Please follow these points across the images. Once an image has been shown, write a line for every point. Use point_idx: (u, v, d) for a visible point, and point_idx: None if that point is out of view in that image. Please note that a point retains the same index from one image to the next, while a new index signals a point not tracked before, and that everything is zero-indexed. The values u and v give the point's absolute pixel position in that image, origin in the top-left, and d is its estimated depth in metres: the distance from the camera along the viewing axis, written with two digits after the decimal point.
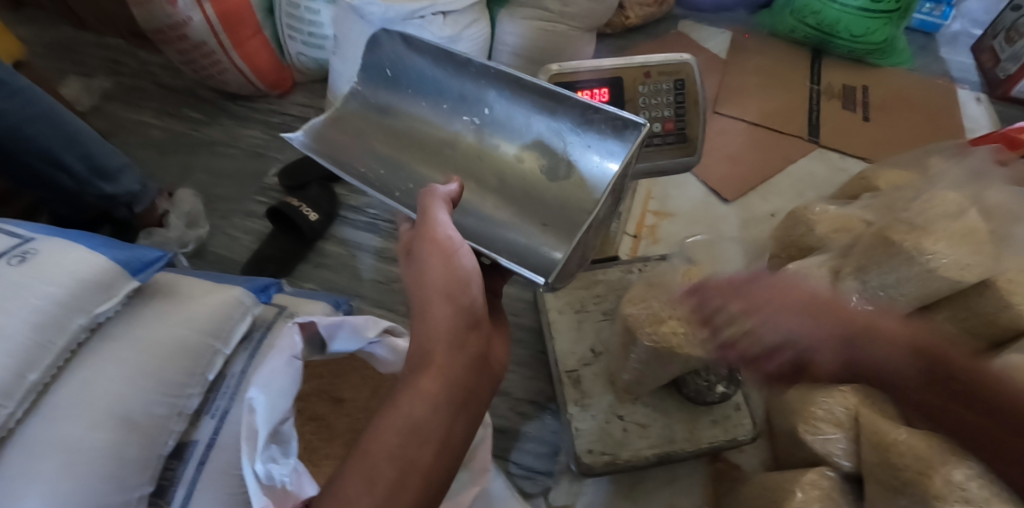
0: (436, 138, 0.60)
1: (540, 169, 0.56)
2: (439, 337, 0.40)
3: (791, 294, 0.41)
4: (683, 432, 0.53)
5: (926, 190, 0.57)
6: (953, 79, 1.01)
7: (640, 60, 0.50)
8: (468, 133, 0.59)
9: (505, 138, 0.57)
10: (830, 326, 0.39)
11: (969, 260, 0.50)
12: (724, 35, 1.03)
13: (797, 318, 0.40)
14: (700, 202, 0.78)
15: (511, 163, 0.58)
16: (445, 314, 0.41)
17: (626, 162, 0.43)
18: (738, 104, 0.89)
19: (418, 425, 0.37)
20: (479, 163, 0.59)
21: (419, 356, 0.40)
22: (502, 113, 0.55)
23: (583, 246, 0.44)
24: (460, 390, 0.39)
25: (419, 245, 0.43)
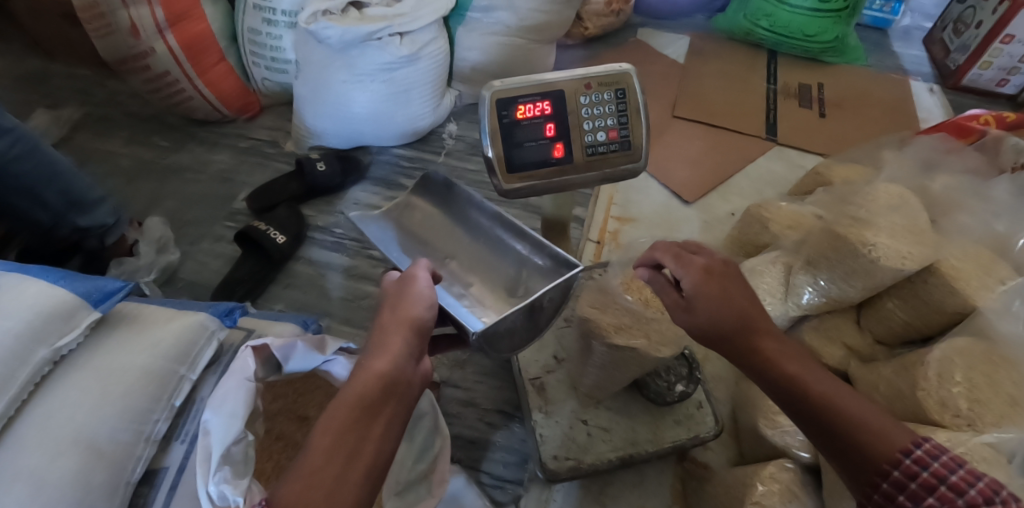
0: (431, 224, 0.57)
1: (504, 284, 0.53)
2: (401, 324, 0.41)
3: (730, 293, 0.38)
4: (647, 433, 0.54)
5: (873, 182, 0.58)
6: (907, 72, 1.03)
7: (579, 72, 0.51)
8: (457, 230, 0.56)
9: (489, 251, 0.55)
10: (713, 313, 0.38)
11: (910, 249, 0.49)
12: (682, 41, 1.05)
13: (712, 305, 0.38)
14: (662, 204, 0.78)
15: (487, 266, 0.54)
16: (405, 307, 0.42)
17: (555, 291, 0.46)
18: (697, 108, 0.91)
19: (370, 401, 0.37)
20: (466, 262, 0.55)
21: (380, 342, 0.40)
22: (491, 227, 0.55)
23: (525, 327, 0.49)
24: (411, 374, 0.39)
25: (396, 289, 0.44)
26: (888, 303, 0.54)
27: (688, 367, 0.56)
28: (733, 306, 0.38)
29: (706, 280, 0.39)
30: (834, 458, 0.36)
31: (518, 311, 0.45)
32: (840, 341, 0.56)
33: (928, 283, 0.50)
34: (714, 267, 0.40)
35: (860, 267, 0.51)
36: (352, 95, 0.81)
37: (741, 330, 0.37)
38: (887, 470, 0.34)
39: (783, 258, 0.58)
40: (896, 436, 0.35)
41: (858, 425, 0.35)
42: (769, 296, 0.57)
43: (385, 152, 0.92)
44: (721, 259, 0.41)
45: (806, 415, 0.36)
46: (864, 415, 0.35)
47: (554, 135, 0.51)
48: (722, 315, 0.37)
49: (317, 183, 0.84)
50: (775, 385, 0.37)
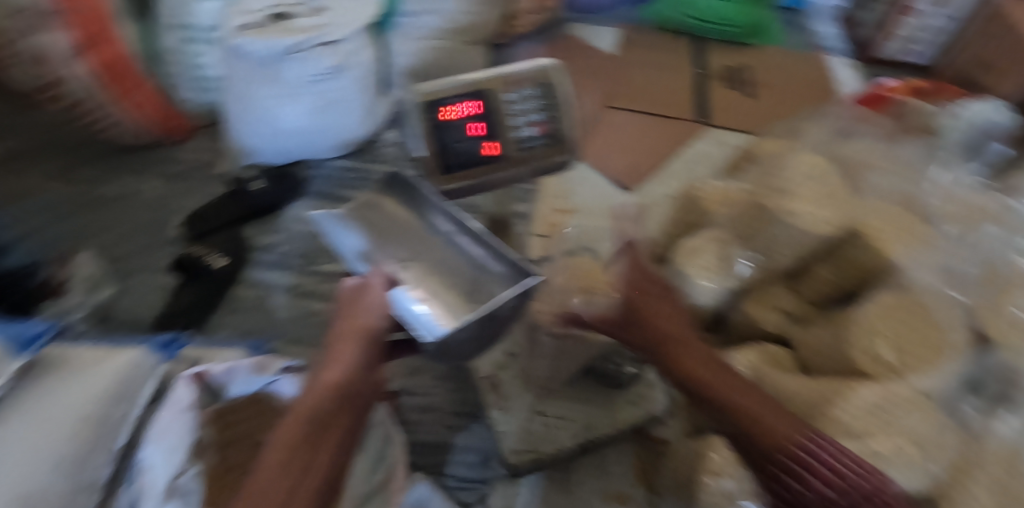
0: (394, 221, 0.53)
1: (467, 291, 0.49)
2: (353, 333, 0.43)
3: (655, 309, 0.48)
4: (603, 417, 0.55)
5: (793, 155, 0.60)
6: (824, 49, 1.08)
7: (502, 70, 0.51)
8: (422, 230, 0.53)
9: (455, 255, 0.51)
10: (627, 324, 0.49)
11: (829, 216, 0.52)
12: (612, 33, 1.08)
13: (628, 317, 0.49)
14: (603, 193, 0.80)
15: (448, 268, 0.50)
16: (358, 317, 0.44)
17: (513, 298, 0.46)
18: (629, 98, 0.93)
19: (322, 412, 0.38)
20: (430, 266, 0.50)
21: (334, 354, 0.42)
22: (455, 229, 0.52)
23: (484, 339, 0.50)
24: (363, 382, 0.41)
25: (346, 300, 0.45)
26: (822, 271, 0.55)
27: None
28: (651, 317, 0.48)
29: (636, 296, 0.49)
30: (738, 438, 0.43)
31: (474, 320, 0.46)
32: (775, 307, 0.58)
33: (853, 247, 0.52)
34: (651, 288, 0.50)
35: (786, 237, 0.53)
36: (282, 109, 0.79)
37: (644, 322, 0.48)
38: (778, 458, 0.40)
39: (715, 235, 0.59)
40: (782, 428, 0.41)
41: (753, 417, 0.42)
42: (705, 272, 0.57)
43: (323, 165, 0.90)
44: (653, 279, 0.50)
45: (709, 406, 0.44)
46: (757, 409, 0.42)
47: (483, 134, 0.51)
48: (641, 319, 0.48)
49: (255, 202, 0.82)
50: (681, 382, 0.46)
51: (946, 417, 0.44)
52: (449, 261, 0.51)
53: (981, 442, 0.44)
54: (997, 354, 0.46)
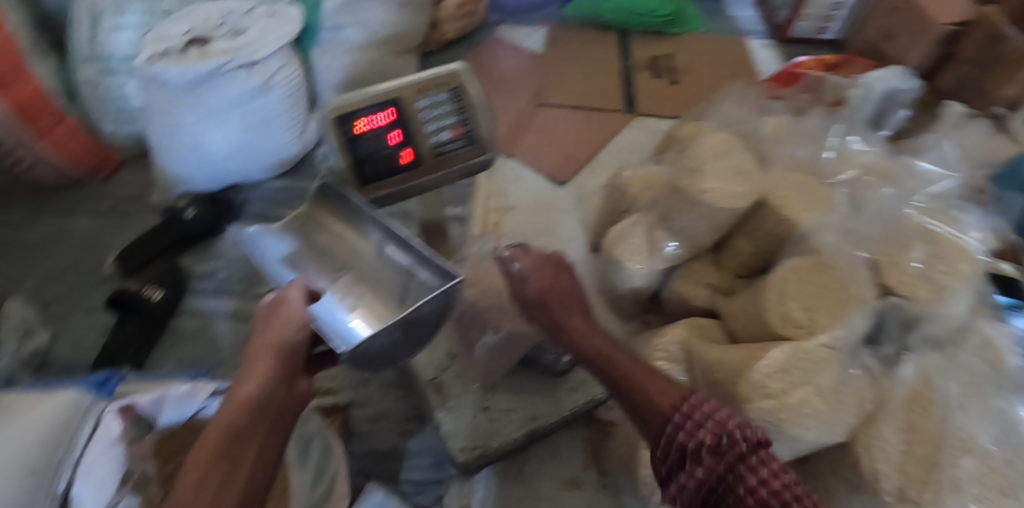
0: (322, 237, 0.55)
1: (394, 299, 0.50)
2: (267, 348, 0.44)
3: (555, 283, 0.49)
4: (546, 405, 0.57)
5: (705, 135, 0.63)
6: (743, 32, 1.13)
7: (412, 78, 0.52)
8: (354, 242, 0.54)
9: (382, 264, 0.52)
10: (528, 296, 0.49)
11: (738, 189, 0.54)
12: (539, 33, 1.09)
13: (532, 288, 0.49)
14: (538, 189, 0.82)
15: (376, 279, 0.52)
16: (273, 331, 0.45)
17: (431, 303, 0.46)
18: (559, 94, 0.96)
19: (238, 429, 0.39)
20: (360, 276, 0.52)
21: (249, 369, 0.43)
22: (381, 238, 0.52)
23: (410, 340, 0.51)
24: (281, 395, 0.42)
25: (262, 316, 0.46)
26: (739, 242, 0.58)
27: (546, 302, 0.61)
28: (552, 290, 0.48)
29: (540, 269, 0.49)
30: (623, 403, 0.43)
31: (392, 327, 0.46)
32: (701, 282, 0.60)
33: (763, 215, 0.55)
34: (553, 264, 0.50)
35: (702, 214, 0.55)
36: (210, 134, 0.79)
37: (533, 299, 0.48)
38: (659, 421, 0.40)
39: (640, 220, 0.61)
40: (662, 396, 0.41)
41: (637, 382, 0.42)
42: (634, 256, 0.59)
43: (258, 187, 0.90)
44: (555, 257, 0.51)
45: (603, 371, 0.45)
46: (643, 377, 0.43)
47: (400, 142, 0.52)
48: (544, 290, 0.48)
49: (189, 230, 0.81)
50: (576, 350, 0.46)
51: (857, 368, 0.47)
52: (376, 270, 0.52)
53: (891, 388, 0.47)
54: (901, 303, 0.49)
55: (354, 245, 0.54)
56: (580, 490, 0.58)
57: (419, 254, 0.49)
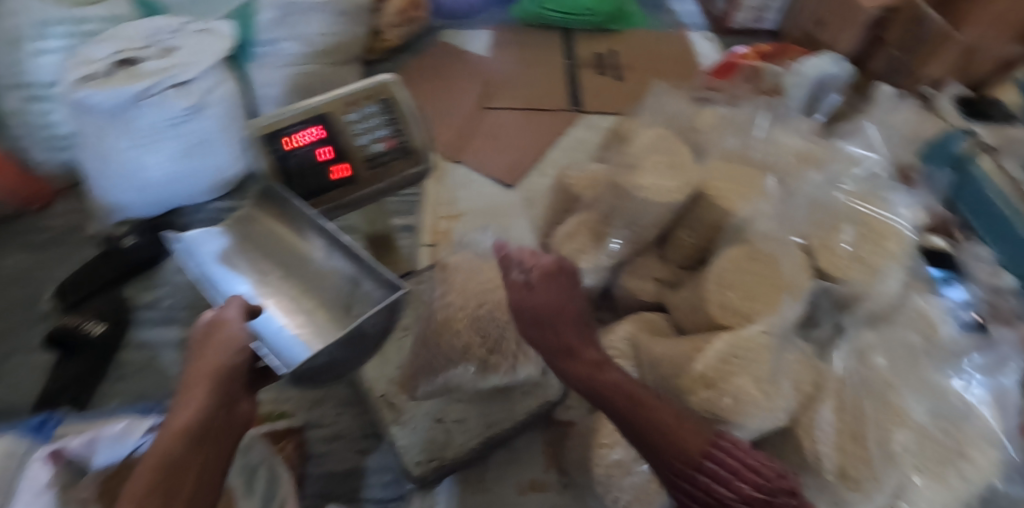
0: (261, 243, 0.59)
1: (338, 306, 0.55)
2: (203, 374, 0.42)
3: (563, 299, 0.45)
4: (501, 411, 0.57)
5: (642, 131, 0.64)
6: (684, 26, 1.15)
7: (339, 92, 0.51)
8: (294, 247, 0.57)
9: (325, 266, 0.56)
10: (535, 310, 0.44)
11: (674, 184, 0.55)
12: (483, 36, 1.09)
13: (541, 302, 0.44)
14: (486, 194, 0.81)
15: (317, 286, 0.56)
16: (210, 353, 0.43)
17: (378, 318, 0.47)
18: (504, 96, 0.96)
19: (174, 461, 0.38)
20: (304, 282, 0.57)
21: (184, 396, 0.41)
22: (318, 247, 0.56)
23: (353, 357, 0.51)
24: (220, 420, 0.41)
25: (202, 333, 0.45)
26: (682, 234, 0.58)
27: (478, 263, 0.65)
28: (557, 306, 0.45)
29: (545, 282, 0.46)
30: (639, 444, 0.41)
31: (336, 344, 0.46)
32: (649, 276, 0.60)
33: (701, 208, 0.55)
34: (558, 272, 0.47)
35: (643, 210, 0.55)
36: (145, 158, 0.76)
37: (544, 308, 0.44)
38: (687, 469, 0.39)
39: (585, 218, 0.62)
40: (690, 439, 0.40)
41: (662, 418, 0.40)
42: (580, 255, 0.60)
43: (200, 209, 0.86)
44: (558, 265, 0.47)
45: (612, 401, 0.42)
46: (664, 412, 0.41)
47: (330, 158, 0.52)
48: (550, 307, 0.44)
49: (129, 259, 0.78)
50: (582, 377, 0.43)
51: (795, 352, 0.48)
52: (320, 273, 0.56)
53: (828, 369, 0.48)
54: (837, 288, 0.50)
55: (296, 249, 0.57)
56: (543, 493, 0.58)
57: (360, 263, 0.52)
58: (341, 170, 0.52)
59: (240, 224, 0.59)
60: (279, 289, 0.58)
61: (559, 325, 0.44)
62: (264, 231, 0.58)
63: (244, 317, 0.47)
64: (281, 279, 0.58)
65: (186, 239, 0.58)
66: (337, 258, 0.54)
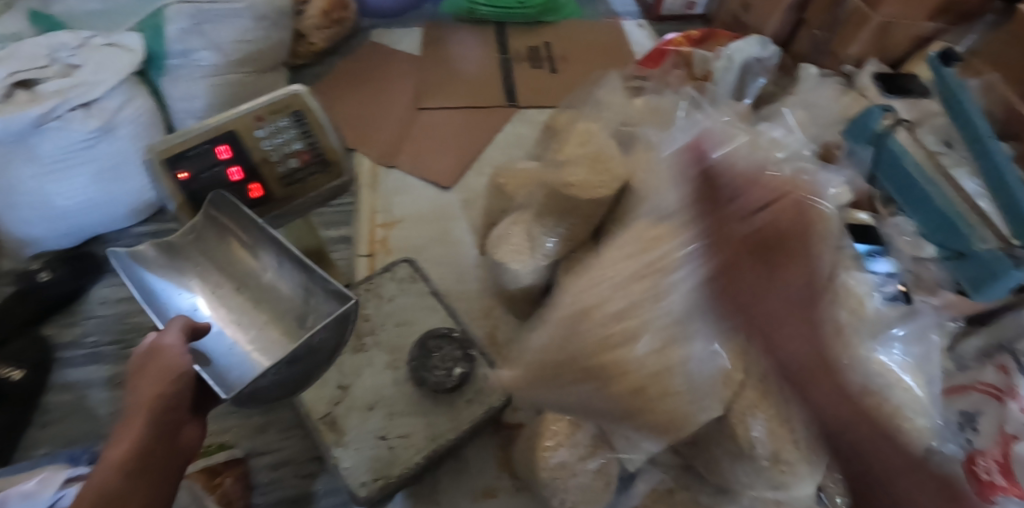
0: (210, 255, 0.56)
1: (296, 319, 0.55)
2: (140, 404, 0.40)
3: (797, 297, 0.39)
4: (445, 422, 0.56)
5: (572, 126, 0.63)
6: (617, 14, 1.14)
7: (244, 107, 0.49)
8: (244, 260, 0.56)
9: (281, 280, 0.55)
10: (786, 296, 0.38)
11: (600, 180, 0.54)
12: (414, 33, 1.06)
13: (796, 298, 0.39)
14: (423, 198, 0.80)
15: (271, 301, 0.56)
16: (150, 381, 0.41)
17: (323, 335, 0.44)
18: (439, 95, 0.93)
19: (115, 494, 0.36)
20: (260, 295, 0.57)
21: (121, 429, 0.40)
22: (268, 260, 0.54)
23: (305, 373, 0.47)
24: (162, 450, 0.39)
25: (138, 361, 0.42)
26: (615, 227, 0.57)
27: (411, 270, 0.67)
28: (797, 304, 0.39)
29: (790, 267, 0.39)
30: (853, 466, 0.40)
31: (277, 367, 0.43)
32: None
33: (630, 201, 0.55)
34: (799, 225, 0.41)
35: (574, 208, 0.54)
36: (54, 186, 0.72)
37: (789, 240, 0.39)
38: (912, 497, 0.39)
39: (519, 218, 0.61)
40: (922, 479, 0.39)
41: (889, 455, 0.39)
42: (517, 256, 0.59)
43: (122, 235, 0.82)
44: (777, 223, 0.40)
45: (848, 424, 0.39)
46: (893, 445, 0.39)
47: (242, 178, 0.50)
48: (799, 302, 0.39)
49: (47, 297, 0.73)
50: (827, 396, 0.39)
51: None
52: (277, 285, 0.55)
53: None
54: None
55: (248, 263, 0.56)
56: (495, 498, 0.58)
57: (314, 277, 0.50)
58: (248, 185, 0.51)
59: (185, 237, 0.54)
60: (230, 304, 0.57)
61: (803, 328, 0.39)
62: (212, 245, 0.55)
63: (186, 342, 0.44)
64: (236, 291, 0.57)
65: (126, 258, 0.53)
66: (289, 272, 0.53)
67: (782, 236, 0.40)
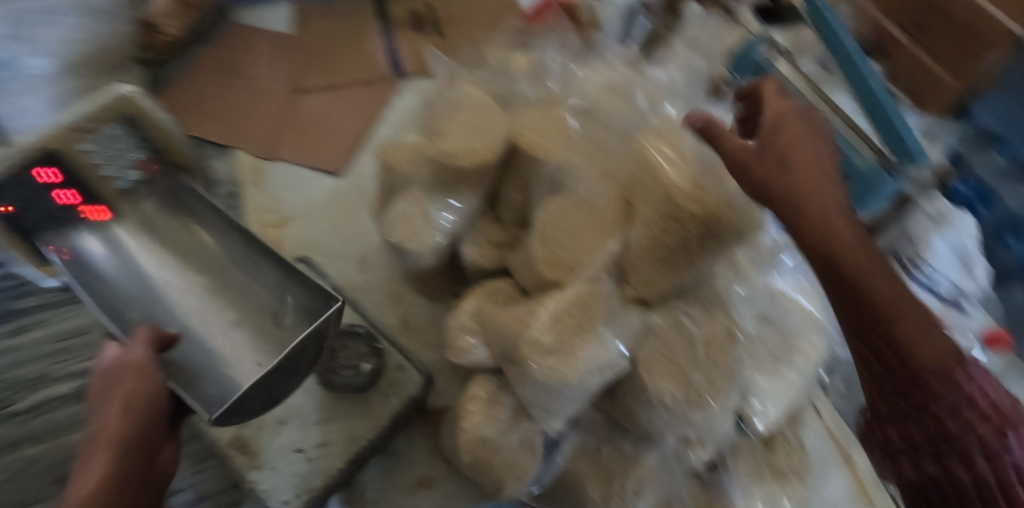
0: (166, 248, 0.60)
1: (276, 319, 0.54)
2: (114, 417, 0.36)
3: (812, 163, 0.43)
4: (362, 425, 0.55)
5: (453, 88, 0.59)
6: None
7: (66, 120, 0.48)
8: (219, 260, 0.59)
9: (260, 285, 0.57)
10: (772, 157, 0.43)
11: (481, 143, 0.51)
12: (282, 8, 0.97)
13: (789, 171, 0.42)
14: (313, 188, 0.76)
15: (249, 303, 0.56)
16: (124, 395, 0.37)
17: (308, 336, 0.45)
18: (317, 74, 0.87)
19: None
20: (230, 295, 0.57)
21: (92, 447, 0.35)
22: (251, 267, 0.58)
23: (292, 377, 0.46)
24: (140, 466, 0.36)
25: (108, 373, 0.38)
26: (508, 189, 0.55)
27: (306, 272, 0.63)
28: (801, 177, 0.42)
29: (780, 136, 0.44)
30: (870, 332, 0.42)
31: (268, 374, 0.42)
32: (487, 242, 0.57)
33: (518, 159, 0.53)
34: (786, 112, 0.45)
35: (461, 180, 0.52)
36: None
37: (785, 125, 0.44)
38: (933, 372, 0.40)
39: (407, 196, 0.56)
40: (939, 341, 0.41)
41: (904, 321, 0.40)
42: (413, 238, 0.55)
43: None
44: (790, 110, 0.45)
45: (845, 285, 0.41)
46: (905, 306, 0.40)
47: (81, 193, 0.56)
48: (799, 179, 0.42)
49: None
50: (821, 260, 0.42)
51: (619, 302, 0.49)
52: (258, 287, 0.57)
53: None
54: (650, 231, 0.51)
55: (228, 264, 0.59)
56: (432, 488, 0.57)
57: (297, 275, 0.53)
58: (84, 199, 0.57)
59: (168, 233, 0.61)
60: (203, 303, 0.57)
61: (821, 196, 0.41)
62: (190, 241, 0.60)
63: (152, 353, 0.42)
64: (204, 289, 0.58)
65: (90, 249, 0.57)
66: (269, 276, 0.56)
67: (784, 113, 0.44)
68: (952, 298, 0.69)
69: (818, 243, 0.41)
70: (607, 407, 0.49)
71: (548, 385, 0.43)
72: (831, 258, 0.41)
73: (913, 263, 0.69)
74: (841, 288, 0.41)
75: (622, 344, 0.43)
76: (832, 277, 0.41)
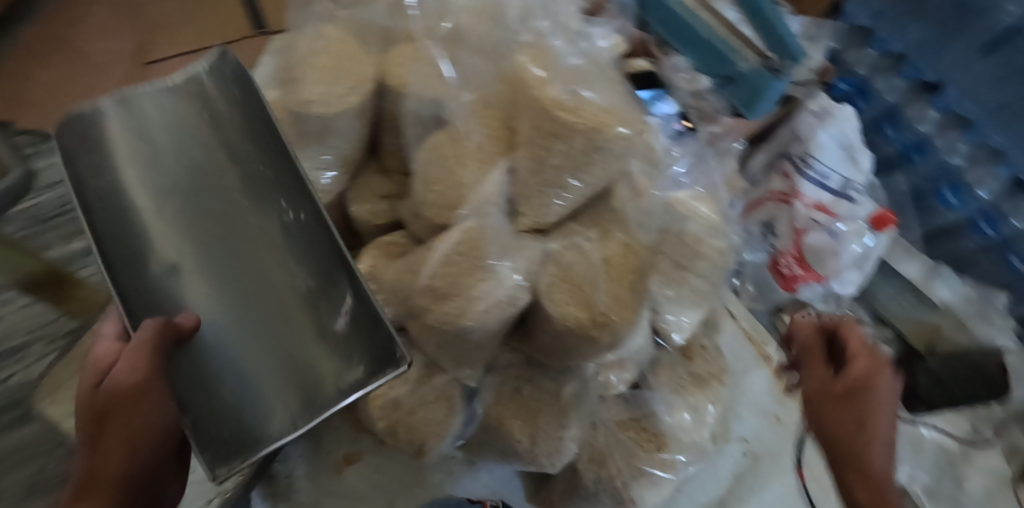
0: (164, 160, 0.47)
1: (309, 300, 0.45)
2: (119, 439, 0.34)
3: (885, 411, 0.41)
4: None
5: (310, 28, 0.53)
6: None
7: None
8: (225, 200, 0.47)
9: (287, 258, 0.46)
10: (852, 416, 0.41)
11: (345, 86, 0.46)
12: None
13: (852, 422, 0.40)
14: None
15: (275, 278, 0.46)
16: (124, 426, 0.35)
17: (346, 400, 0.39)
18: (164, 43, 0.79)
19: None
20: (242, 262, 0.46)
21: (98, 446, 0.35)
22: (270, 227, 0.46)
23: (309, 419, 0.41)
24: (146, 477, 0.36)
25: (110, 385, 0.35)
26: (387, 134, 0.51)
27: None
28: (854, 415, 0.41)
29: (864, 373, 0.42)
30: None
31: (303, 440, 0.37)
32: (375, 196, 0.52)
33: (390, 99, 0.48)
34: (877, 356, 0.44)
35: (330, 130, 0.47)
36: None
37: (873, 384, 0.42)
38: None
39: None
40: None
41: None
42: None
43: None
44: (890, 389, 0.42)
45: None
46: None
47: None
48: (862, 376, 0.42)
49: None
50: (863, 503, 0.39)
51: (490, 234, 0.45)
52: (286, 262, 0.46)
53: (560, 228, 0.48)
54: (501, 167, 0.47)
55: (236, 207, 0.47)
56: (360, 462, 0.55)
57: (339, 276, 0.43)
58: None
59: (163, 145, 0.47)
60: (204, 252, 0.46)
61: (865, 413, 0.40)
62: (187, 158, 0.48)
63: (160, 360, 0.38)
64: (202, 234, 0.46)
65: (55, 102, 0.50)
66: (304, 271, 0.45)
67: (875, 392, 0.41)
68: (844, 190, 0.69)
69: (871, 474, 0.39)
70: (525, 344, 0.47)
71: (446, 330, 0.40)
72: (855, 457, 0.40)
73: (803, 160, 0.70)
74: (853, 482, 0.40)
75: (519, 276, 0.41)
76: (834, 453, 0.41)
